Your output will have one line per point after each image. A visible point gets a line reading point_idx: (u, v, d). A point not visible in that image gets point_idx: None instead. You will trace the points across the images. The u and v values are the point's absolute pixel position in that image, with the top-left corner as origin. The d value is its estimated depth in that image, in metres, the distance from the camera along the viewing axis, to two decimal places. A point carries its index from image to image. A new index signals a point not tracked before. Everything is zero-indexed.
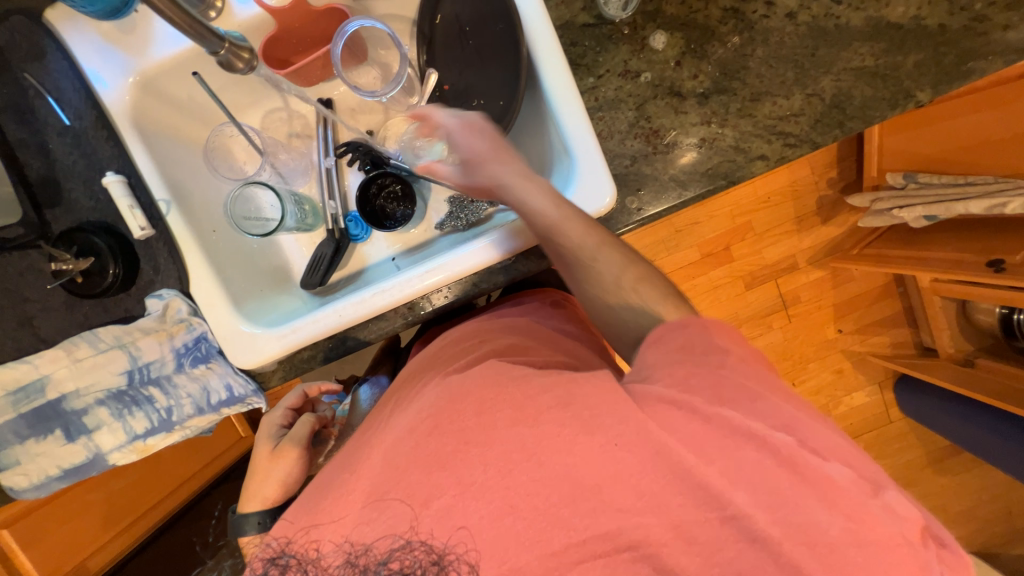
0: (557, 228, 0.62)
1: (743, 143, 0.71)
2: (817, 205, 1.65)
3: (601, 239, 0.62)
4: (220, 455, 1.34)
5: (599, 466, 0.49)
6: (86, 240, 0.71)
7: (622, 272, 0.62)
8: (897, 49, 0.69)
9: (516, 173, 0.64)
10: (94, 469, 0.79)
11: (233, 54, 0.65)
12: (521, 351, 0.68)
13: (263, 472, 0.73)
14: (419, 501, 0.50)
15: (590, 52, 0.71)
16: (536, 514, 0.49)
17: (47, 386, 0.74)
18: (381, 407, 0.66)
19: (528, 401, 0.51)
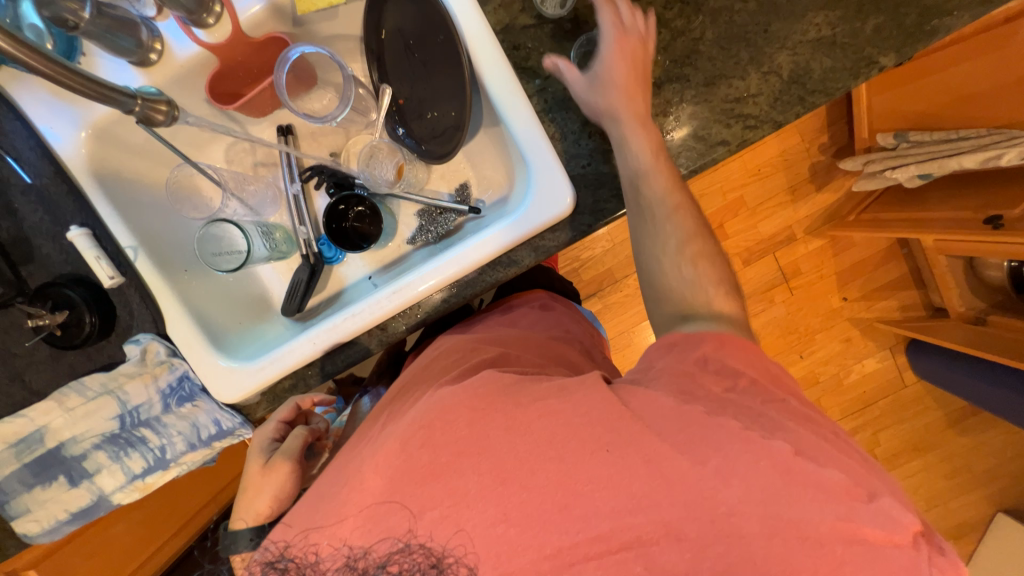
0: (648, 176, 0.63)
1: (702, 131, 0.69)
2: (811, 172, 1.61)
3: (682, 202, 0.63)
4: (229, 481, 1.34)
5: (577, 471, 0.48)
6: (60, 295, 0.72)
7: (682, 239, 0.63)
8: (856, 14, 0.66)
9: (633, 110, 0.64)
10: (101, 509, 0.82)
11: (150, 108, 0.67)
12: (509, 360, 0.67)
13: (255, 486, 0.70)
14: (415, 509, 0.50)
15: (534, 54, 0.72)
16: (534, 523, 0.48)
17: (45, 436, 0.76)
18: (370, 421, 0.65)
19: (508, 407, 0.51)
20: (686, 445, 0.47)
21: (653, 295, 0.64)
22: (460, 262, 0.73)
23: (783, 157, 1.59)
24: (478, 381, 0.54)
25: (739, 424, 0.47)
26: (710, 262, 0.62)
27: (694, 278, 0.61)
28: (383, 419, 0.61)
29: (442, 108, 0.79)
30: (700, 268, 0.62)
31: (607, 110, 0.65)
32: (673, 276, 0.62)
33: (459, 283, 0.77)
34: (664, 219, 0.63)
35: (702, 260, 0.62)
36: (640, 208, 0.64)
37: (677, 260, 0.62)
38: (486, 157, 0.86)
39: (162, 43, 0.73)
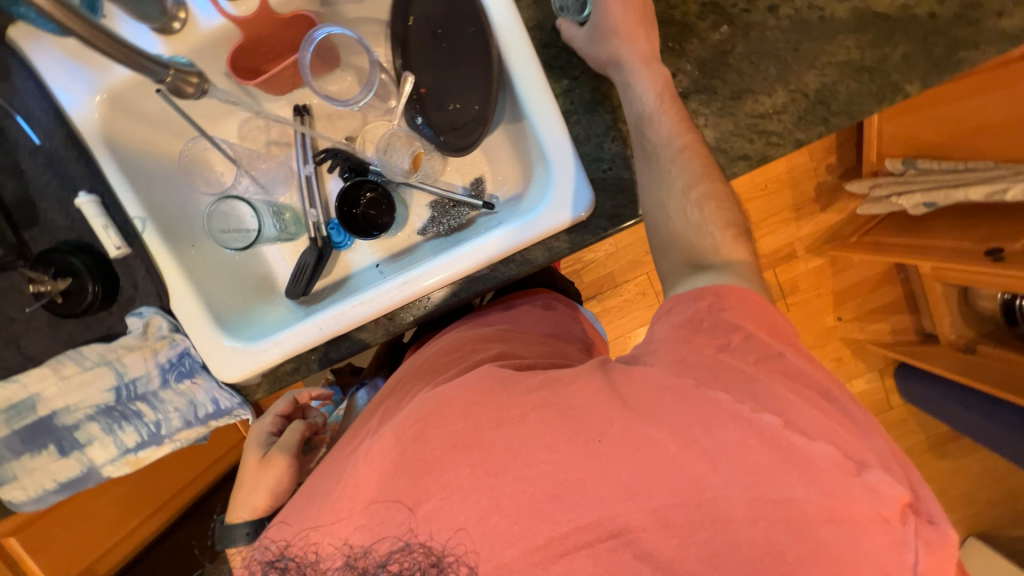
0: (652, 119, 0.64)
1: (724, 143, 0.69)
2: (817, 191, 1.62)
3: (689, 143, 0.62)
4: (225, 454, 1.33)
5: (580, 467, 0.47)
6: (63, 261, 0.71)
7: (691, 185, 0.62)
8: (886, 40, 0.66)
9: (637, 54, 0.64)
10: (89, 481, 0.81)
11: (182, 80, 0.63)
12: (506, 357, 0.67)
13: (251, 480, 0.68)
14: (410, 503, 0.49)
15: (564, 54, 0.72)
16: (522, 512, 0.47)
17: (38, 404, 0.76)
18: (367, 418, 0.65)
19: (512, 402, 0.50)
20: (698, 441, 0.45)
21: (661, 244, 0.64)
22: (470, 257, 0.72)
23: (790, 175, 1.60)
24: (484, 375, 0.54)
25: (731, 397, 0.45)
26: (716, 204, 0.61)
27: (701, 221, 0.61)
28: (379, 418, 0.61)
29: (466, 100, 0.78)
30: (707, 209, 0.61)
31: (612, 60, 0.65)
32: (678, 219, 0.62)
33: (468, 279, 0.76)
34: (668, 161, 0.63)
35: (710, 202, 0.61)
36: (648, 155, 0.64)
37: (683, 202, 0.62)
38: (503, 154, 0.86)
39: (187, 13, 0.71)
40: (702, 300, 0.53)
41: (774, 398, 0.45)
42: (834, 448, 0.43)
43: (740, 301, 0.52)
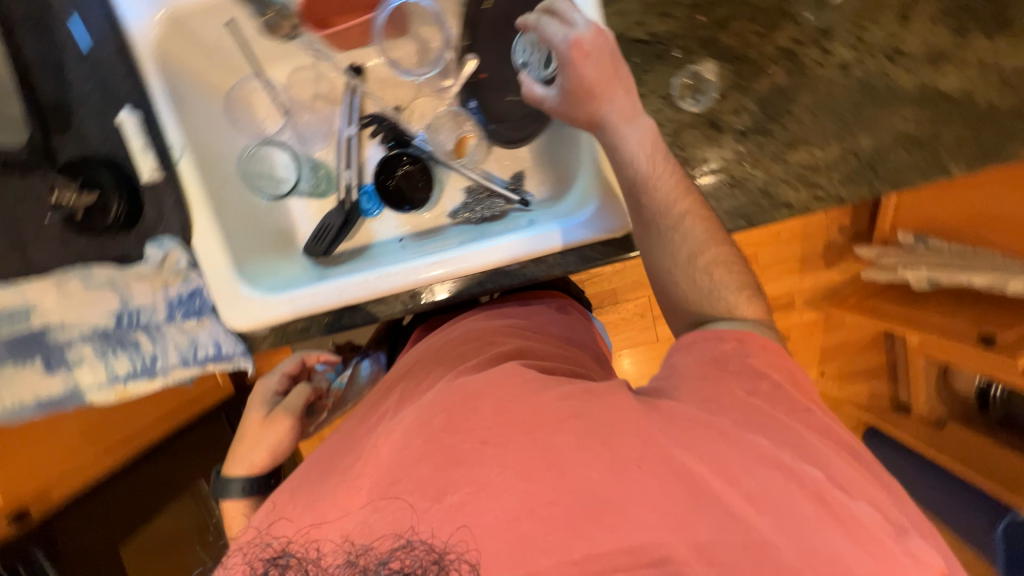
0: (647, 181, 0.61)
1: (771, 188, 0.70)
2: (824, 248, 1.65)
3: (690, 207, 0.61)
4: (194, 399, 1.30)
5: (621, 488, 0.45)
6: (92, 175, 0.69)
7: (698, 249, 0.62)
8: (943, 119, 0.68)
9: (620, 112, 0.61)
10: (72, 402, 0.77)
11: (277, 22, 0.75)
12: (529, 355, 0.66)
13: (254, 437, 0.70)
14: (431, 495, 0.47)
15: (635, 69, 0.68)
16: (556, 525, 0.45)
17: (32, 313, 0.72)
18: (379, 399, 0.64)
19: (543, 406, 0.49)
20: (744, 482, 0.44)
21: (668, 300, 0.65)
22: (488, 257, 0.74)
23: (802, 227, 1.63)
24: (508, 371, 0.54)
25: (765, 441, 0.46)
26: (724, 268, 0.62)
27: (712, 287, 0.61)
28: (390, 406, 0.60)
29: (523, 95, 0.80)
30: (716, 274, 0.61)
31: (591, 123, 0.62)
32: (687, 284, 0.62)
33: (499, 270, 0.75)
34: (670, 229, 0.62)
35: (718, 267, 0.61)
36: (650, 222, 0.63)
37: (688, 270, 0.62)
38: (547, 155, 0.87)
39: None
40: (726, 342, 0.54)
41: (812, 449, 0.46)
42: (876, 511, 0.44)
43: (762, 350, 0.53)
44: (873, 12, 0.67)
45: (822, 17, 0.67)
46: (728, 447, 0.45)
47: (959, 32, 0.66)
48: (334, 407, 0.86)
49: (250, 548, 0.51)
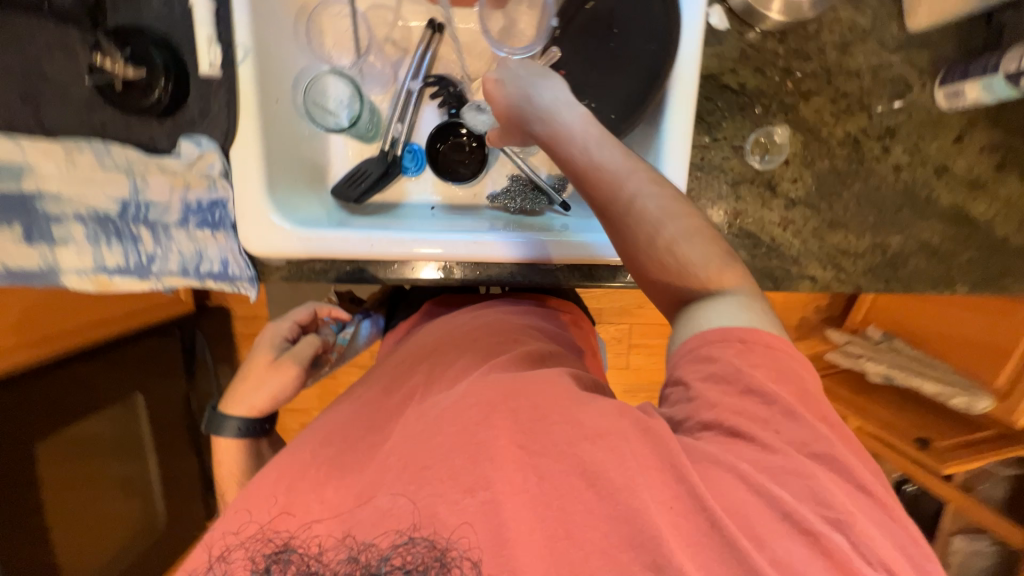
0: (591, 164, 0.56)
1: (802, 259, 0.74)
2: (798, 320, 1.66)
3: (646, 172, 0.54)
4: (154, 309, 1.26)
5: (669, 530, 0.43)
6: (142, 49, 0.63)
7: (660, 227, 0.54)
8: (963, 241, 0.74)
9: (551, 105, 0.61)
10: (39, 281, 0.69)
11: None
12: (564, 357, 0.66)
13: (257, 378, 0.74)
14: (465, 485, 0.45)
15: (718, 113, 0.71)
16: (594, 550, 0.43)
17: (25, 175, 0.65)
18: (404, 372, 0.66)
19: (586, 420, 0.47)
20: (772, 547, 0.41)
21: (656, 293, 0.56)
22: (459, 247, 0.72)
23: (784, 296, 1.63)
24: (546, 379, 0.52)
25: (815, 514, 0.42)
26: (696, 238, 0.54)
27: (684, 262, 0.53)
28: (416, 391, 0.61)
29: (603, 104, 0.75)
30: (687, 248, 0.53)
31: (529, 123, 0.62)
32: (661, 264, 0.54)
33: (533, 266, 0.76)
34: (630, 206, 0.54)
35: (687, 238, 0.53)
36: (610, 212, 0.56)
37: (657, 252, 0.54)
38: None
39: None
40: (728, 346, 0.49)
41: (839, 508, 0.42)
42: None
43: (767, 353, 0.48)
44: (932, 126, 0.72)
45: (892, 115, 0.71)
46: (784, 517, 0.42)
47: (998, 166, 0.72)
48: (335, 361, 0.87)
49: (230, 538, 0.49)
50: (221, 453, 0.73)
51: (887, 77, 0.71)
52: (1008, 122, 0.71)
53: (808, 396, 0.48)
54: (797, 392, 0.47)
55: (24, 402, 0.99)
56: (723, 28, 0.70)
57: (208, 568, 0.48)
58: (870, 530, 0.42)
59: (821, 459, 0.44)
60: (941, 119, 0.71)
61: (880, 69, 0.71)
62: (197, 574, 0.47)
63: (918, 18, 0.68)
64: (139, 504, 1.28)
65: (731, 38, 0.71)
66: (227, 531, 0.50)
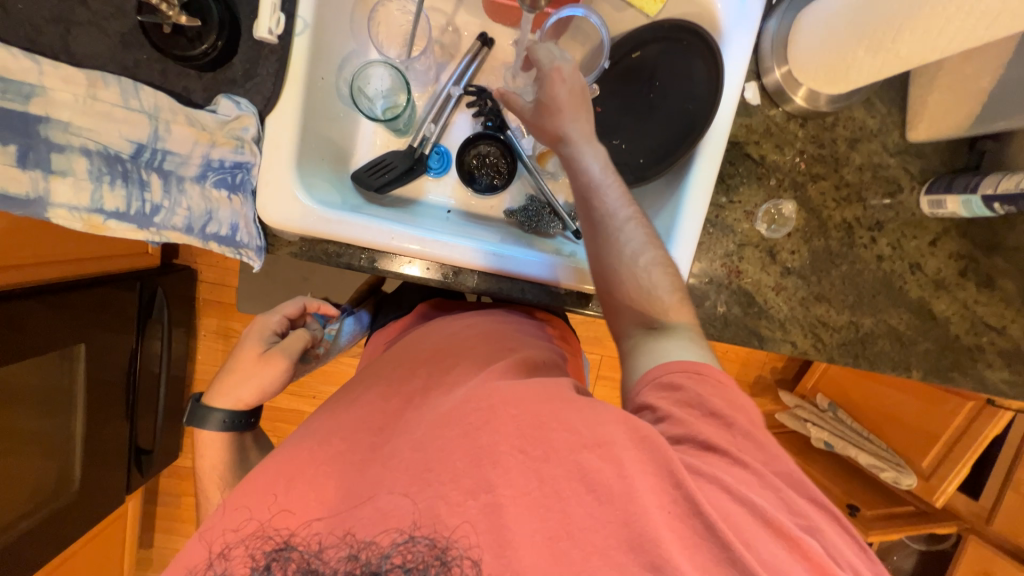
0: (598, 187, 0.64)
1: (787, 324, 0.80)
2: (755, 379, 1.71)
3: (638, 212, 0.64)
4: (110, 255, 1.17)
5: (669, 533, 0.44)
6: (200, 1, 0.63)
7: (642, 250, 0.62)
8: (923, 332, 0.82)
9: (581, 129, 0.66)
10: (22, 210, 0.62)
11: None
12: (558, 369, 0.66)
13: (245, 372, 0.70)
14: (467, 490, 0.46)
15: (738, 177, 0.78)
16: (594, 550, 0.44)
17: (36, 98, 0.60)
18: (403, 376, 0.63)
19: (585, 427, 0.48)
20: (758, 550, 0.44)
21: (615, 305, 0.63)
22: (455, 255, 0.72)
23: (747, 353, 1.67)
24: (541, 383, 0.53)
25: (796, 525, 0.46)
26: (664, 269, 0.62)
27: (650, 286, 0.61)
28: (415, 395, 0.59)
29: (632, 147, 0.80)
30: (655, 274, 0.61)
31: (554, 133, 0.67)
32: (632, 282, 0.61)
33: (544, 287, 0.77)
34: (620, 228, 0.62)
35: (658, 267, 0.62)
36: (598, 223, 0.63)
37: (632, 270, 0.61)
38: None
39: None
40: (686, 372, 0.54)
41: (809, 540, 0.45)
42: None
43: (720, 386, 0.53)
44: (915, 227, 0.80)
45: (882, 210, 0.80)
46: (769, 527, 0.45)
47: (961, 272, 0.81)
48: (322, 357, 0.84)
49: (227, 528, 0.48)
50: (203, 447, 0.70)
51: (884, 176, 0.80)
52: (973, 236, 0.81)
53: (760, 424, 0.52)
54: (753, 419, 0.52)
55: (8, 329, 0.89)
56: (756, 103, 0.77)
57: (208, 566, 0.47)
58: (837, 540, 0.47)
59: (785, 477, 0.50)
60: (922, 222, 0.80)
61: (879, 168, 0.79)
62: (196, 572, 0.46)
63: (917, 132, 0.77)
64: (53, 466, 1.09)
65: (760, 113, 0.77)
66: (227, 529, 0.48)
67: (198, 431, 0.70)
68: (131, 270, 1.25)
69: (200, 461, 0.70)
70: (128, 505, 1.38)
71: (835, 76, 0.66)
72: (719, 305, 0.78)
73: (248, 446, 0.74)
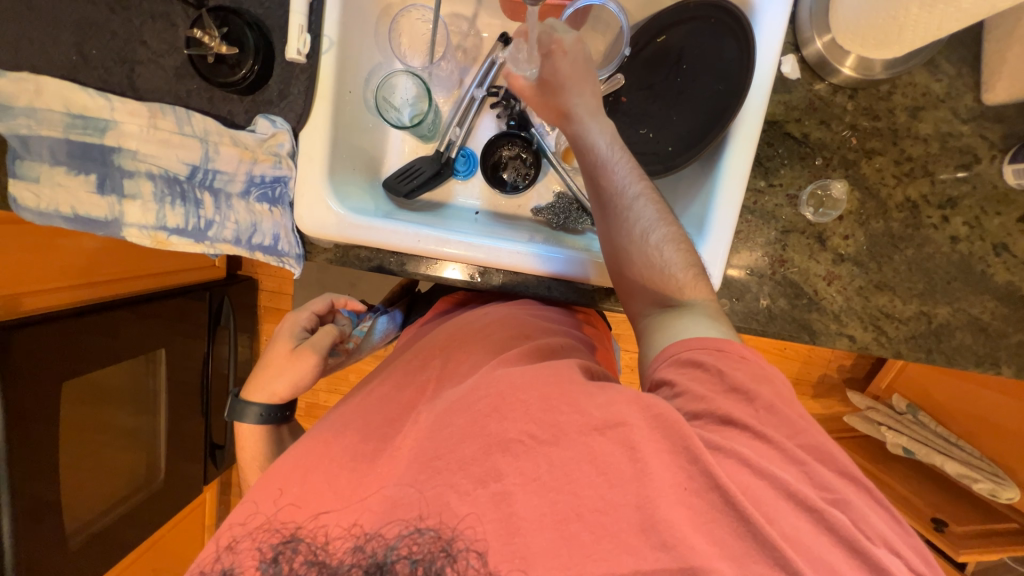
0: (605, 166, 0.64)
1: (843, 316, 0.73)
2: (819, 379, 1.58)
3: (645, 188, 0.63)
4: (183, 270, 1.30)
5: (679, 511, 0.44)
6: (237, 31, 0.69)
7: (654, 228, 0.61)
8: (1014, 322, 0.71)
9: (586, 106, 0.66)
10: (104, 231, 0.70)
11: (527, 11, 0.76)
12: (579, 352, 0.65)
13: (279, 367, 0.75)
14: (477, 476, 0.46)
15: (778, 159, 0.72)
16: (605, 534, 0.43)
17: (109, 131, 0.68)
18: (418, 366, 0.65)
19: (594, 409, 0.48)
20: (781, 525, 0.44)
21: (628, 285, 0.63)
22: (490, 256, 0.72)
23: (808, 351, 1.55)
24: (552, 371, 0.52)
25: (817, 495, 0.46)
26: (677, 246, 0.61)
27: (663, 264, 0.60)
28: (435, 382, 0.61)
29: (661, 135, 0.77)
30: (668, 251, 0.61)
31: (563, 110, 0.67)
32: (642, 263, 0.61)
33: (571, 284, 0.76)
34: (628, 207, 0.62)
35: (671, 244, 0.61)
36: (608, 203, 0.63)
37: (645, 249, 0.61)
38: None
39: None
40: (705, 351, 0.54)
41: (828, 522, 0.45)
42: None
43: (742, 361, 0.53)
44: (998, 202, 0.70)
45: (954, 185, 0.71)
46: (789, 501, 0.45)
47: None
48: (352, 352, 0.86)
49: (244, 522, 0.51)
50: (246, 440, 0.76)
51: (955, 146, 0.70)
52: None
53: (786, 398, 0.52)
54: (778, 394, 0.51)
55: (103, 334, 1.01)
56: (795, 77, 0.71)
57: (215, 559, 0.49)
58: (865, 509, 0.47)
59: (813, 451, 0.49)
60: (1007, 195, 0.70)
61: (949, 138, 0.70)
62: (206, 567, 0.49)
63: (995, 93, 0.67)
64: (143, 457, 1.22)
65: (801, 87, 0.72)
66: (234, 523, 0.51)
67: (239, 424, 0.76)
68: (202, 280, 1.39)
69: (243, 456, 0.76)
70: (205, 495, 1.52)
71: (887, 40, 0.59)
72: (762, 298, 0.73)
73: (285, 439, 0.80)
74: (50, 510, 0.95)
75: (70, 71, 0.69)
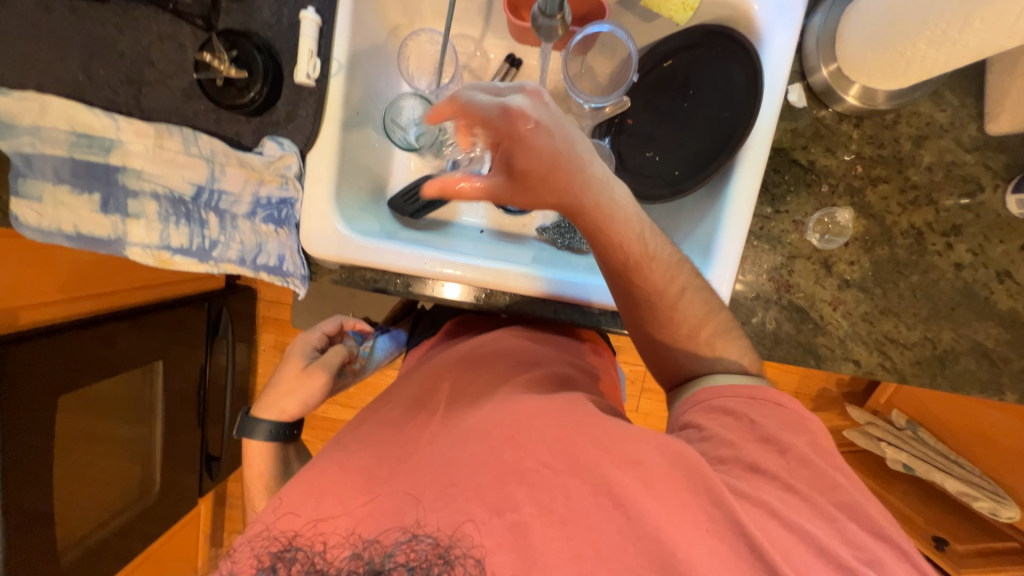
0: (637, 269, 0.58)
1: (847, 341, 0.73)
2: (817, 392, 1.59)
3: (684, 285, 0.59)
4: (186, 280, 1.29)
5: (702, 550, 0.43)
6: (247, 54, 0.69)
7: (701, 325, 0.60)
8: (1018, 348, 0.72)
9: (595, 190, 0.55)
10: (108, 250, 0.70)
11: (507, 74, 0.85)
12: (581, 382, 0.64)
13: (289, 384, 0.75)
14: (493, 508, 0.45)
15: (785, 186, 0.73)
16: (624, 569, 0.43)
17: (114, 151, 0.67)
18: (427, 389, 0.64)
19: (610, 442, 0.48)
20: None
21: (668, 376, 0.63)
22: (497, 277, 0.72)
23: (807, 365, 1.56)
24: (564, 402, 0.52)
25: (852, 557, 0.45)
26: (724, 335, 0.60)
27: (710, 356, 0.60)
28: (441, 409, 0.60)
29: (666, 158, 0.77)
30: (717, 340, 0.60)
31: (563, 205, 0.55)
32: (687, 356, 0.61)
33: (575, 306, 0.76)
34: (669, 310, 0.59)
35: (721, 337, 0.60)
36: (645, 305, 0.60)
37: (690, 345, 0.60)
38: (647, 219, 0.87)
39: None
40: (739, 398, 0.54)
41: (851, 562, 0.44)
42: None
43: (776, 408, 0.53)
44: (1001, 230, 0.71)
45: (958, 213, 0.71)
46: (824, 558, 0.44)
47: None
48: (357, 373, 0.85)
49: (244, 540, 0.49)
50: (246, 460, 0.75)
51: (959, 174, 0.71)
52: None
53: (823, 449, 0.51)
54: (816, 447, 0.51)
55: (101, 344, 0.99)
56: (801, 105, 0.72)
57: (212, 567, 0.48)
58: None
59: (844, 508, 0.48)
60: (1011, 223, 0.70)
61: (953, 167, 0.71)
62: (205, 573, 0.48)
63: (999, 123, 0.68)
64: (138, 470, 1.20)
65: (806, 115, 0.72)
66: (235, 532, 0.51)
67: (246, 441, 0.75)
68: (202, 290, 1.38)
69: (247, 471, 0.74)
70: (200, 506, 1.50)
71: (894, 72, 0.59)
72: (768, 322, 0.73)
73: (291, 459, 0.78)
74: (44, 525, 0.93)
75: (77, 90, 0.68)
